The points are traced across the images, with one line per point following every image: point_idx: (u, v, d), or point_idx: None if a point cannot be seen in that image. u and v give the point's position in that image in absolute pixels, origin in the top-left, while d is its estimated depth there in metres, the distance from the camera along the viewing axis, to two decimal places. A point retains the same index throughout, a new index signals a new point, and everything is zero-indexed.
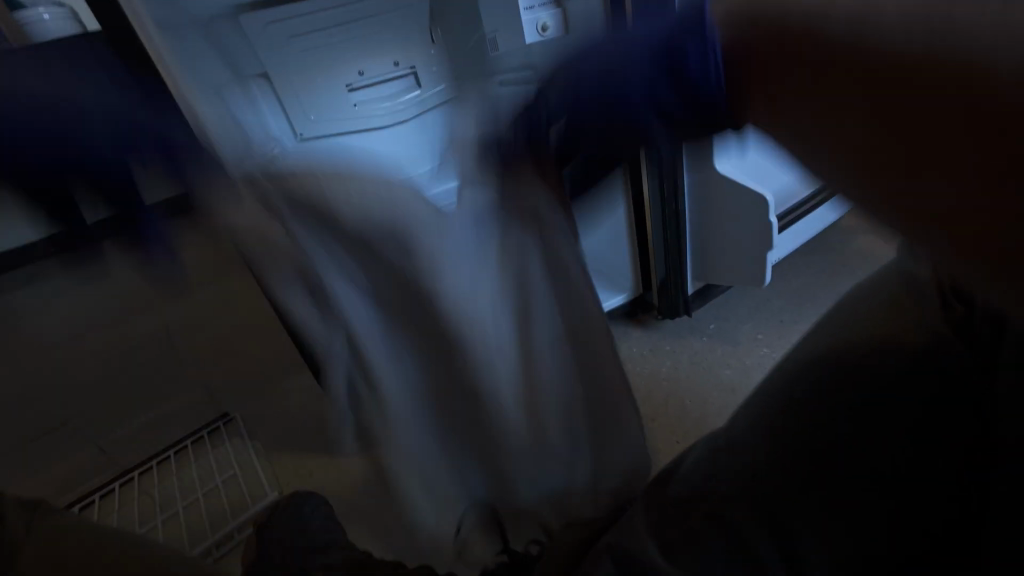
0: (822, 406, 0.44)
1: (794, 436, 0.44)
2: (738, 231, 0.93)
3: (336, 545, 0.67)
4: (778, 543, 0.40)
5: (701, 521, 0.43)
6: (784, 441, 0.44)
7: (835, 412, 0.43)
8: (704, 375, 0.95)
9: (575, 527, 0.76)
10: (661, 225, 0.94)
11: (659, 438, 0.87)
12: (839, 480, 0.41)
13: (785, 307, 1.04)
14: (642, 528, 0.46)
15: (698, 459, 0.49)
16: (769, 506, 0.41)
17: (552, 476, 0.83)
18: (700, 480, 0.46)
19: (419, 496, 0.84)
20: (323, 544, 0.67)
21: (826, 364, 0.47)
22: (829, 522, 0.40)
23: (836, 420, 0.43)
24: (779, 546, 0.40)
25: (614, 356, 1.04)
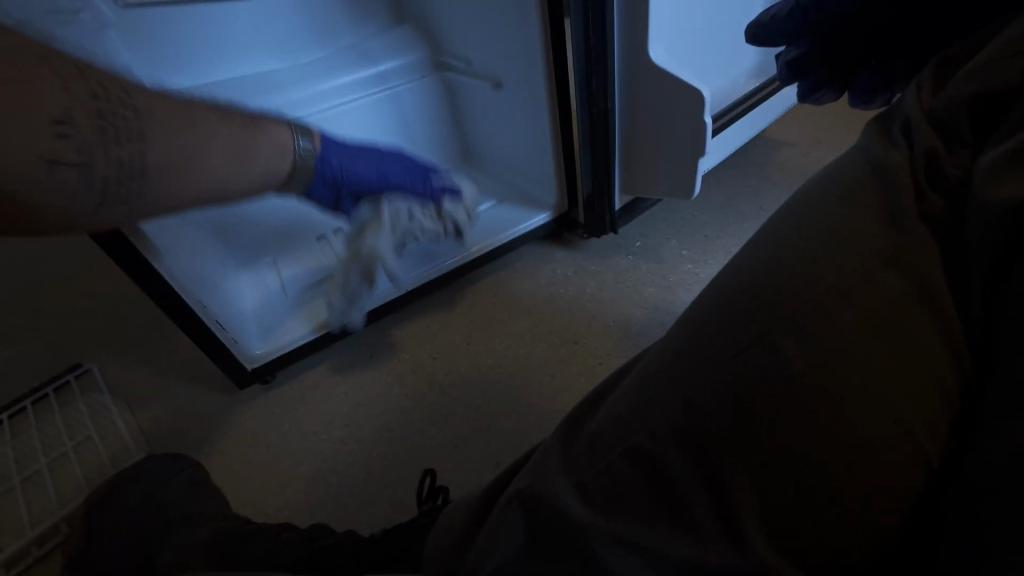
0: (771, 305, 0.35)
1: (745, 358, 0.35)
2: (676, 133, 0.84)
3: (220, 540, 0.56)
4: (704, 476, 0.34)
5: (621, 456, 0.37)
6: (731, 374, 0.35)
7: (773, 318, 0.35)
8: (631, 295, 0.91)
9: (490, 461, 0.74)
10: (589, 126, 0.86)
11: (584, 363, 0.83)
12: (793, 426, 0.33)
13: (709, 222, 1.01)
14: (556, 467, 0.40)
15: (622, 389, 0.42)
16: (697, 442, 0.35)
17: (466, 413, 0.79)
18: (621, 415, 0.39)
19: (322, 441, 0.78)
20: (200, 543, 0.57)
21: (777, 263, 0.37)
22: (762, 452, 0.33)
23: (798, 335, 0.34)
24: (704, 480, 0.34)
25: (539, 279, 0.97)
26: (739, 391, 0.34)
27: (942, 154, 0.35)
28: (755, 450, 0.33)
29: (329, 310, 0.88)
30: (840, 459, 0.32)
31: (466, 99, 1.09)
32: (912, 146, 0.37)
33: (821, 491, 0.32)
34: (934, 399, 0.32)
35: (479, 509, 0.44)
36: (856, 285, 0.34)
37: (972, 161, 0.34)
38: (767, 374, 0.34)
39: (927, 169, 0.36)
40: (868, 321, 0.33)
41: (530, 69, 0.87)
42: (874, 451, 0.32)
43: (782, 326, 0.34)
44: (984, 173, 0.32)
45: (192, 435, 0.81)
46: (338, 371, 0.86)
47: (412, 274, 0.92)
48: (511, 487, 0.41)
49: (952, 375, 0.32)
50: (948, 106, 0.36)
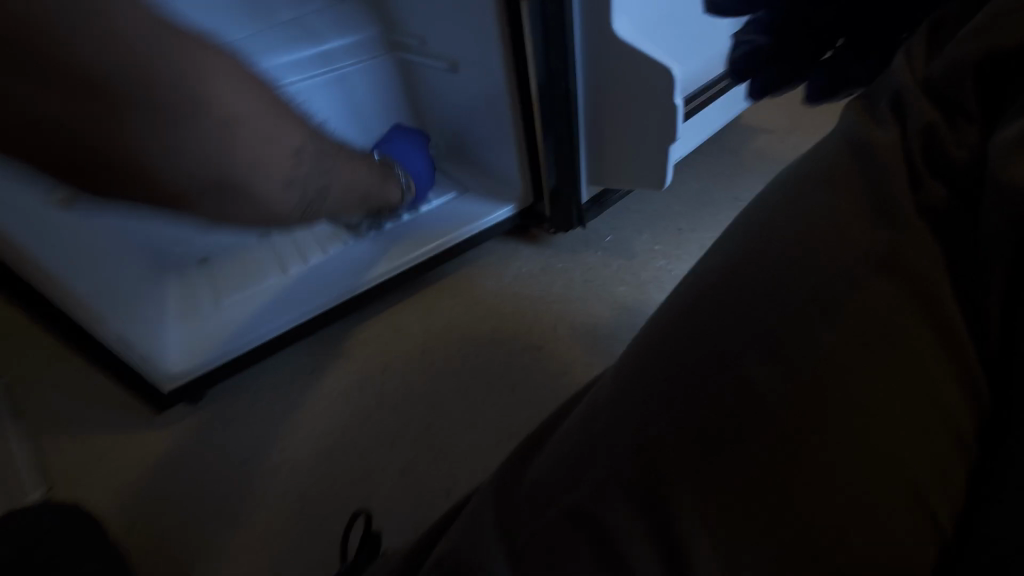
0: (744, 323, 0.28)
1: (714, 392, 0.27)
2: (644, 116, 0.76)
3: None
4: (664, 543, 0.27)
5: (563, 515, 0.29)
6: (696, 414, 0.27)
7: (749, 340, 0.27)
8: (600, 294, 0.84)
9: (446, 486, 0.66)
10: (551, 110, 0.77)
11: (549, 371, 0.76)
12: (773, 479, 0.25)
13: (683, 214, 0.94)
14: (488, 527, 0.32)
15: (570, 422, 0.34)
16: (655, 500, 0.27)
17: (419, 432, 0.71)
18: (566, 460, 0.31)
19: (256, 469, 0.69)
20: None
21: (754, 269, 0.30)
22: (734, 510, 0.26)
23: (777, 365, 0.26)
24: (664, 548, 0.27)
25: (503, 279, 0.89)
26: (701, 436, 0.27)
27: (942, 129, 0.29)
28: (728, 510, 0.26)
29: (259, 319, 0.77)
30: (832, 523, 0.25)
31: (421, 82, 0.99)
32: (905, 122, 0.30)
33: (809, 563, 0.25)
34: (947, 441, 0.25)
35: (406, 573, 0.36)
36: (846, 296, 0.27)
37: (983, 139, 0.28)
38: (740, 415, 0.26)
39: (925, 149, 0.29)
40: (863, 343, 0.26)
41: (485, 44, 0.78)
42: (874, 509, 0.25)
43: (754, 349, 0.27)
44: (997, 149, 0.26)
45: (108, 470, 0.71)
46: (276, 387, 0.77)
47: (356, 276, 0.82)
48: (440, 547, 0.34)
49: (966, 406, 0.25)
50: (945, 70, 0.29)
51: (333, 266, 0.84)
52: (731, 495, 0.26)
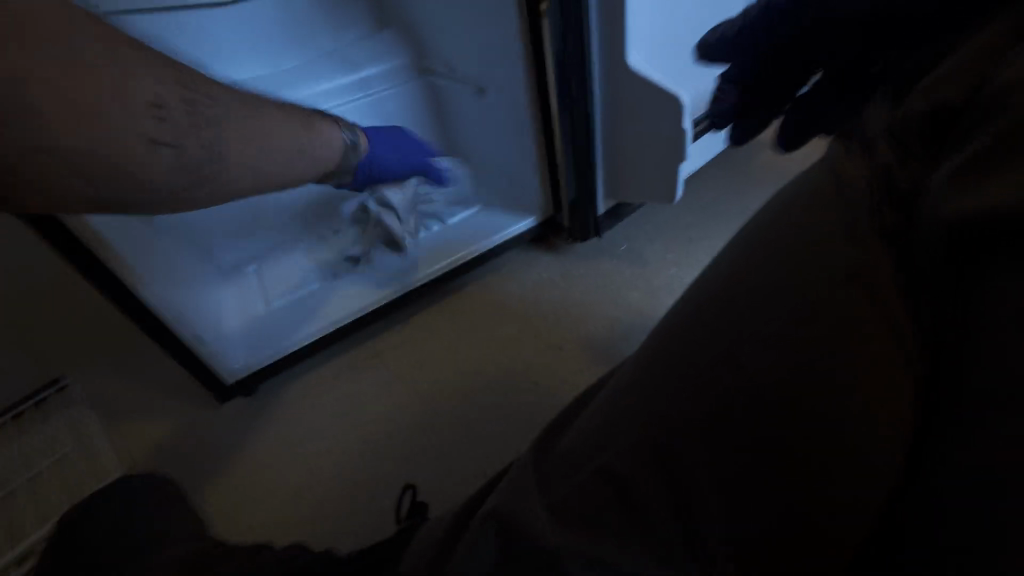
0: (736, 322, 0.35)
1: (712, 377, 0.34)
2: (653, 137, 0.84)
3: (198, 554, 0.56)
4: (673, 497, 0.34)
5: (591, 475, 0.36)
6: (698, 393, 0.34)
7: (743, 336, 0.34)
8: (615, 299, 0.91)
9: (474, 470, 0.74)
10: (569, 131, 0.85)
11: (567, 368, 0.83)
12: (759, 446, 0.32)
13: (693, 224, 1.01)
14: (528, 487, 0.40)
15: (597, 406, 0.42)
16: (667, 463, 0.34)
17: (449, 422, 0.78)
18: (594, 434, 0.39)
19: (305, 453, 0.78)
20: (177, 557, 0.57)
21: (741, 279, 0.38)
22: (728, 469, 0.33)
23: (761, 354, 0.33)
24: (674, 502, 0.34)
25: (524, 284, 0.96)
26: (699, 414, 0.33)
27: (897, 168, 0.35)
28: (723, 469, 0.32)
29: (309, 322, 0.86)
30: (804, 479, 0.30)
31: (449, 104, 1.07)
32: (872, 161, 0.37)
33: (789, 511, 0.31)
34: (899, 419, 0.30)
35: (455, 525, 0.43)
36: (814, 299, 0.33)
37: (928, 174, 0.33)
38: (733, 395, 0.33)
39: (889, 184, 0.35)
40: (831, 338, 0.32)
41: (510, 75, 0.86)
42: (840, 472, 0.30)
43: (740, 342, 0.34)
44: (936, 188, 0.30)
45: (177, 453, 0.80)
46: (321, 381, 0.86)
47: (396, 282, 0.90)
48: (486, 504, 0.42)
49: (917, 390, 0.30)
50: (903, 124, 0.36)
51: (373, 274, 0.93)
52: (724, 457, 0.33)
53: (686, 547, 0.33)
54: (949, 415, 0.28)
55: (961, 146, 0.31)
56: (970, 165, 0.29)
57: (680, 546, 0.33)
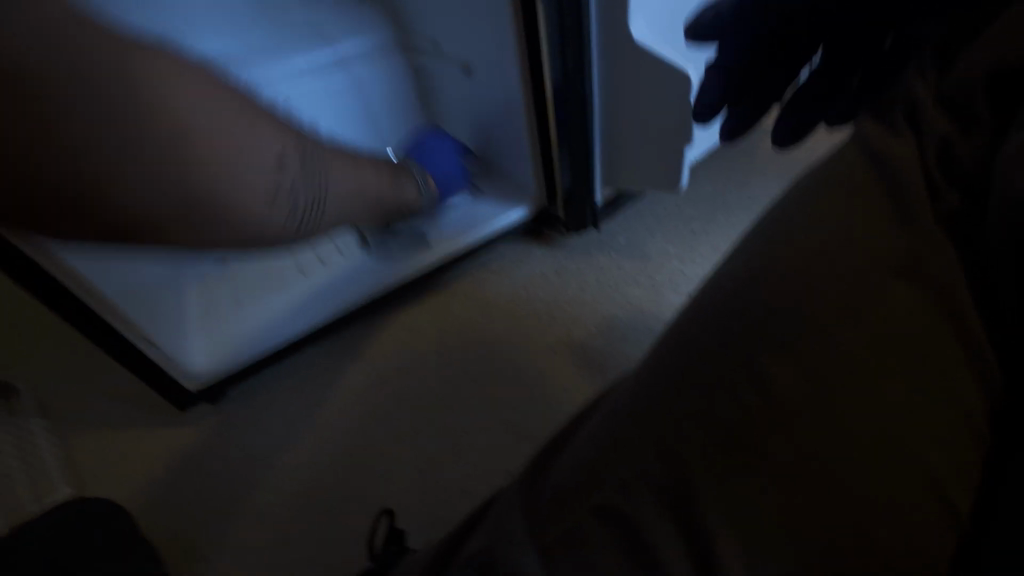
0: (773, 331, 0.28)
1: (743, 402, 0.28)
2: (657, 120, 0.77)
3: None
4: (694, 547, 0.28)
5: (592, 515, 0.30)
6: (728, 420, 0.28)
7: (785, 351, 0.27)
8: (614, 296, 0.85)
9: (461, 487, 0.67)
10: (565, 114, 0.78)
11: (563, 373, 0.77)
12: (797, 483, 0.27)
13: (696, 215, 0.94)
14: (517, 523, 0.33)
15: (596, 425, 0.35)
16: (684, 504, 0.28)
17: (435, 432, 0.72)
18: (591, 462, 0.32)
19: (276, 467, 0.71)
20: None
21: (774, 277, 0.31)
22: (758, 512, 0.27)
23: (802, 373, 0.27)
24: (695, 554, 0.28)
25: (515, 280, 0.89)
26: (726, 446, 0.27)
27: (956, 143, 0.32)
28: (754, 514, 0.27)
29: (281, 322, 0.78)
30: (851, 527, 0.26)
31: (434, 84, 0.99)
32: (921, 133, 0.33)
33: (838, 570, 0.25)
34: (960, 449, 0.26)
35: (433, 568, 0.37)
36: None
37: (992, 150, 0.31)
38: (766, 424, 0.27)
39: (945, 155, 0.31)
40: (881, 350, 0.28)
41: (499, 52, 0.78)
42: (896, 512, 0.26)
43: (770, 350, 0.29)
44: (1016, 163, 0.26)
45: (134, 467, 0.73)
46: (294, 387, 0.79)
47: (376, 277, 0.83)
48: (468, 545, 0.35)
49: None
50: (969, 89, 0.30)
51: (350, 268, 0.85)
52: (760, 495, 0.27)
53: None
54: None
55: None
56: None
57: None
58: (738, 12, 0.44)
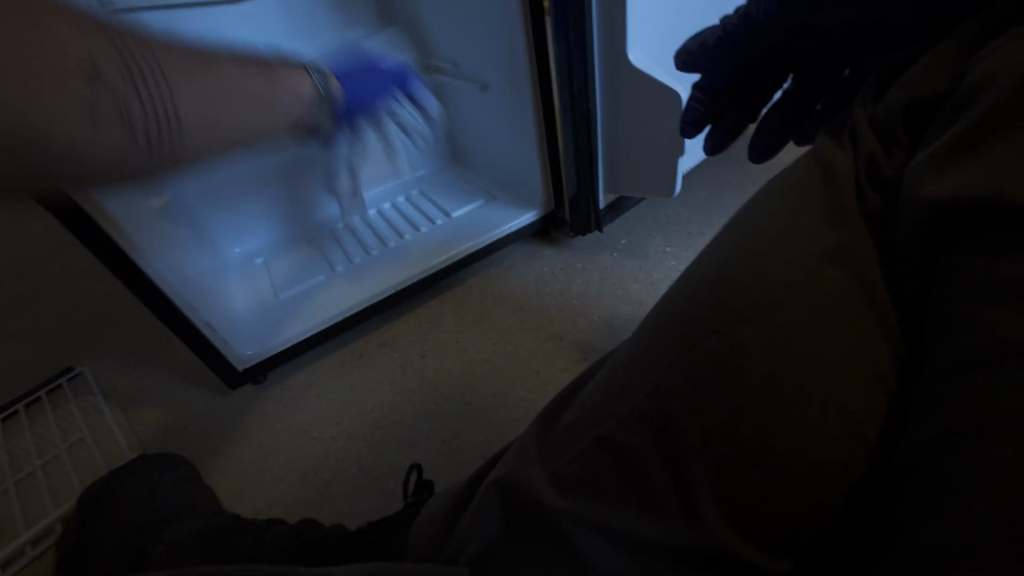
0: (730, 296, 0.36)
1: (706, 349, 0.35)
2: (653, 132, 0.86)
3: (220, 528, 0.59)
4: (669, 465, 0.35)
5: (592, 443, 0.38)
6: (696, 363, 0.35)
7: (740, 311, 0.35)
8: (616, 291, 0.93)
9: (479, 455, 0.76)
10: (572, 126, 0.87)
11: (570, 358, 0.85)
12: (754, 417, 0.33)
13: (692, 218, 1.03)
14: (534, 458, 0.40)
15: (596, 382, 0.42)
16: (665, 431, 0.35)
17: (455, 408, 0.81)
18: (594, 406, 0.40)
19: (314, 438, 0.80)
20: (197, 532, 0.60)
21: (733, 259, 0.38)
22: (728, 440, 0.33)
23: (752, 328, 0.34)
24: (671, 470, 0.35)
25: (526, 276, 0.98)
26: (693, 385, 0.34)
27: (881, 157, 0.35)
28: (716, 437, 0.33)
29: (317, 310, 0.88)
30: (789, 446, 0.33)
31: (452, 101, 1.09)
32: (857, 147, 0.37)
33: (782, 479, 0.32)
34: (876, 387, 0.32)
35: (462, 498, 0.45)
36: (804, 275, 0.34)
37: (909, 161, 0.35)
38: (724, 366, 0.34)
39: (869, 169, 0.36)
40: (817, 311, 0.33)
41: (513, 72, 0.88)
42: (824, 435, 0.32)
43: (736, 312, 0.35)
44: (917, 169, 0.31)
45: (189, 438, 0.83)
46: (328, 370, 0.88)
47: (401, 270, 0.92)
48: (491, 476, 0.43)
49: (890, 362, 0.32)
50: (883, 111, 0.37)
51: (377, 264, 0.95)
52: (715, 425, 0.33)
53: (683, 515, 0.34)
54: (924, 383, 0.30)
55: (946, 124, 0.32)
56: (955, 145, 0.30)
57: (677, 512, 0.34)
58: (716, 50, 0.49)
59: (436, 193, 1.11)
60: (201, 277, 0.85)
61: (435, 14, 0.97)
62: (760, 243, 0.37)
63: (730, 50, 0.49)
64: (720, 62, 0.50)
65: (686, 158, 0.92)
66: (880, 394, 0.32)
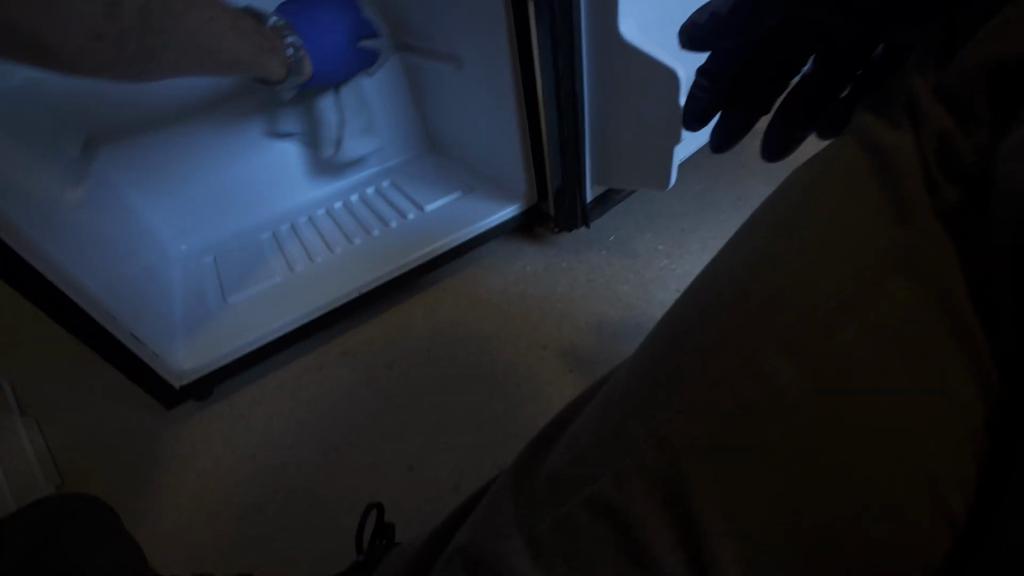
0: (759, 318, 0.28)
1: (732, 388, 0.27)
2: (646, 118, 0.78)
3: None
4: (684, 540, 0.27)
5: (583, 506, 0.29)
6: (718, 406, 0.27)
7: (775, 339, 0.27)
8: (604, 292, 0.86)
9: (450, 483, 0.67)
10: (556, 111, 0.78)
11: (553, 369, 0.77)
12: None
13: (686, 213, 0.95)
14: (509, 517, 0.32)
15: (586, 417, 0.34)
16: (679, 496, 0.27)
17: (424, 428, 0.72)
18: (582, 453, 0.31)
19: (264, 464, 0.71)
20: None
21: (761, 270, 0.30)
22: None
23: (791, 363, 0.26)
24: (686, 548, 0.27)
25: (506, 277, 0.90)
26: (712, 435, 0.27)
27: (956, 136, 0.27)
28: None
29: (268, 317, 0.78)
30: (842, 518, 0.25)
31: (426, 81, 0.99)
32: (919, 126, 0.29)
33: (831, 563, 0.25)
34: (960, 442, 0.24)
35: (423, 555, 0.37)
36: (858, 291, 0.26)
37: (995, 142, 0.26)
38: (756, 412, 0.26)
39: (939, 154, 0.28)
40: (876, 341, 0.25)
41: (490, 49, 0.78)
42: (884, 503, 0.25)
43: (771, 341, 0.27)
44: (1017, 150, 0.23)
45: (120, 464, 0.73)
46: (283, 384, 0.78)
47: (367, 271, 0.83)
48: (458, 533, 0.35)
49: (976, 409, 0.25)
50: (954, 78, 0.28)
51: (339, 264, 0.85)
52: None
53: None
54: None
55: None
56: None
57: None
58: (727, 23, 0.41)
59: (409, 184, 1.01)
60: (135, 282, 0.74)
61: None
62: (794, 248, 0.29)
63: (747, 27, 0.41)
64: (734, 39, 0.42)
65: (681, 147, 0.84)
66: (963, 452, 0.25)
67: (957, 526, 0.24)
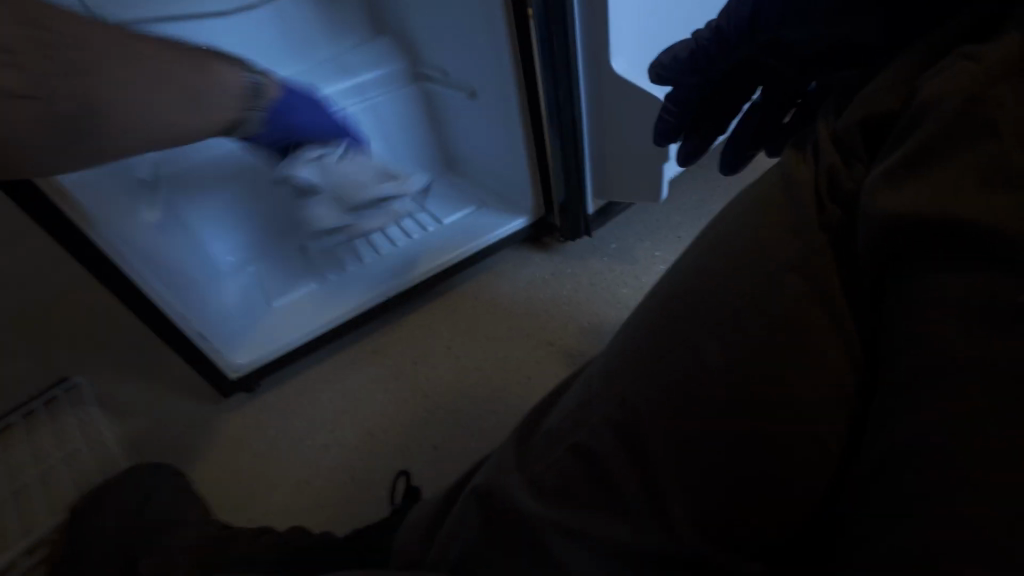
0: (696, 308, 0.37)
1: (675, 359, 0.36)
2: (637, 140, 0.87)
3: (208, 536, 0.60)
4: (639, 472, 0.36)
5: (568, 452, 0.39)
6: (664, 373, 0.36)
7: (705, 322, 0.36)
8: (604, 295, 0.94)
9: (467, 462, 0.76)
10: (557, 135, 0.88)
11: (558, 364, 0.86)
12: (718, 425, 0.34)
13: (682, 222, 1.04)
14: (512, 468, 0.41)
15: (574, 391, 0.43)
16: (635, 439, 0.36)
17: (444, 416, 0.82)
18: (570, 415, 0.41)
19: (305, 446, 0.81)
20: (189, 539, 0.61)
21: (702, 273, 0.39)
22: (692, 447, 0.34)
23: (717, 340, 0.35)
24: (641, 478, 0.36)
25: (517, 282, 0.99)
26: (660, 394, 0.36)
27: (841, 170, 0.37)
28: (682, 445, 0.35)
29: (308, 319, 0.89)
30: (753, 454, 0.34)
31: (443, 108, 1.10)
32: (818, 162, 0.39)
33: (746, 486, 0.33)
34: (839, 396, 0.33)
35: (444, 505, 0.46)
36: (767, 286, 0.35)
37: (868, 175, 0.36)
38: (691, 376, 0.35)
39: (830, 183, 0.37)
40: (777, 323, 0.34)
41: (500, 81, 0.89)
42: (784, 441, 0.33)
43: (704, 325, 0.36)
44: (870, 185, 0.32)
45: (183, 448, 0.84)
46: (320, 379, 0.89)
47: (393, 278, 0.93)
48: (472, 483, 0.44)
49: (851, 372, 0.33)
50: (843, 129, 0.38)
51: (368, 273, 0.96)
52: (682, 432, 0.35)
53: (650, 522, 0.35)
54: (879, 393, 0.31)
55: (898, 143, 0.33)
56: (908, 162, 0.31)
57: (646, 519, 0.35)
58: (689, 63, 0.51)
59: (429, 200, 1.12)
60: (197, 288, 0.87)
61: (424, 23, 0.98)
62: (725, 255, 0.38)
63: (705, 65, 0.50)
64: (695, 75, 0.51)
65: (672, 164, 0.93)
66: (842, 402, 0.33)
67: (837, 457, 0.33)
